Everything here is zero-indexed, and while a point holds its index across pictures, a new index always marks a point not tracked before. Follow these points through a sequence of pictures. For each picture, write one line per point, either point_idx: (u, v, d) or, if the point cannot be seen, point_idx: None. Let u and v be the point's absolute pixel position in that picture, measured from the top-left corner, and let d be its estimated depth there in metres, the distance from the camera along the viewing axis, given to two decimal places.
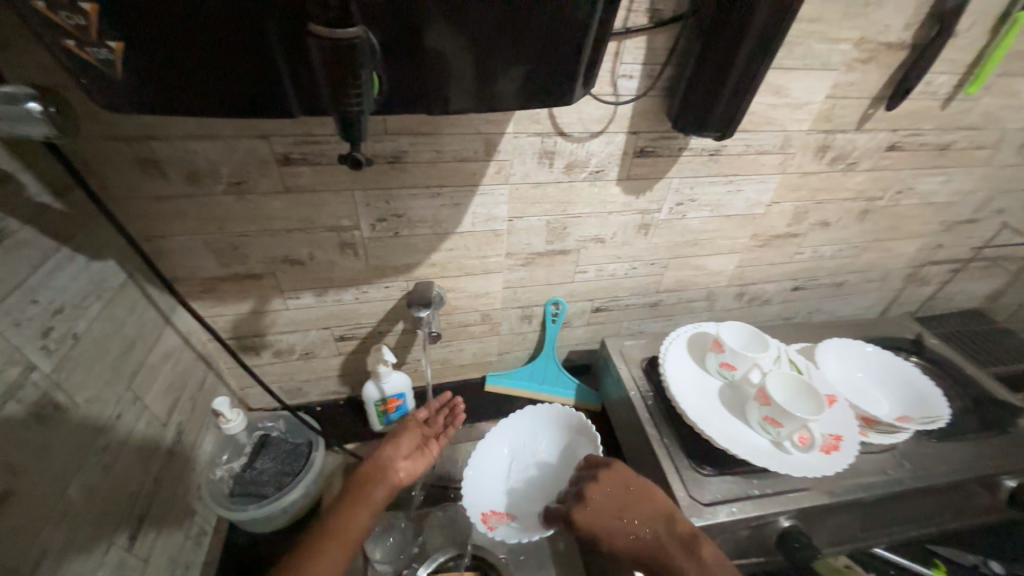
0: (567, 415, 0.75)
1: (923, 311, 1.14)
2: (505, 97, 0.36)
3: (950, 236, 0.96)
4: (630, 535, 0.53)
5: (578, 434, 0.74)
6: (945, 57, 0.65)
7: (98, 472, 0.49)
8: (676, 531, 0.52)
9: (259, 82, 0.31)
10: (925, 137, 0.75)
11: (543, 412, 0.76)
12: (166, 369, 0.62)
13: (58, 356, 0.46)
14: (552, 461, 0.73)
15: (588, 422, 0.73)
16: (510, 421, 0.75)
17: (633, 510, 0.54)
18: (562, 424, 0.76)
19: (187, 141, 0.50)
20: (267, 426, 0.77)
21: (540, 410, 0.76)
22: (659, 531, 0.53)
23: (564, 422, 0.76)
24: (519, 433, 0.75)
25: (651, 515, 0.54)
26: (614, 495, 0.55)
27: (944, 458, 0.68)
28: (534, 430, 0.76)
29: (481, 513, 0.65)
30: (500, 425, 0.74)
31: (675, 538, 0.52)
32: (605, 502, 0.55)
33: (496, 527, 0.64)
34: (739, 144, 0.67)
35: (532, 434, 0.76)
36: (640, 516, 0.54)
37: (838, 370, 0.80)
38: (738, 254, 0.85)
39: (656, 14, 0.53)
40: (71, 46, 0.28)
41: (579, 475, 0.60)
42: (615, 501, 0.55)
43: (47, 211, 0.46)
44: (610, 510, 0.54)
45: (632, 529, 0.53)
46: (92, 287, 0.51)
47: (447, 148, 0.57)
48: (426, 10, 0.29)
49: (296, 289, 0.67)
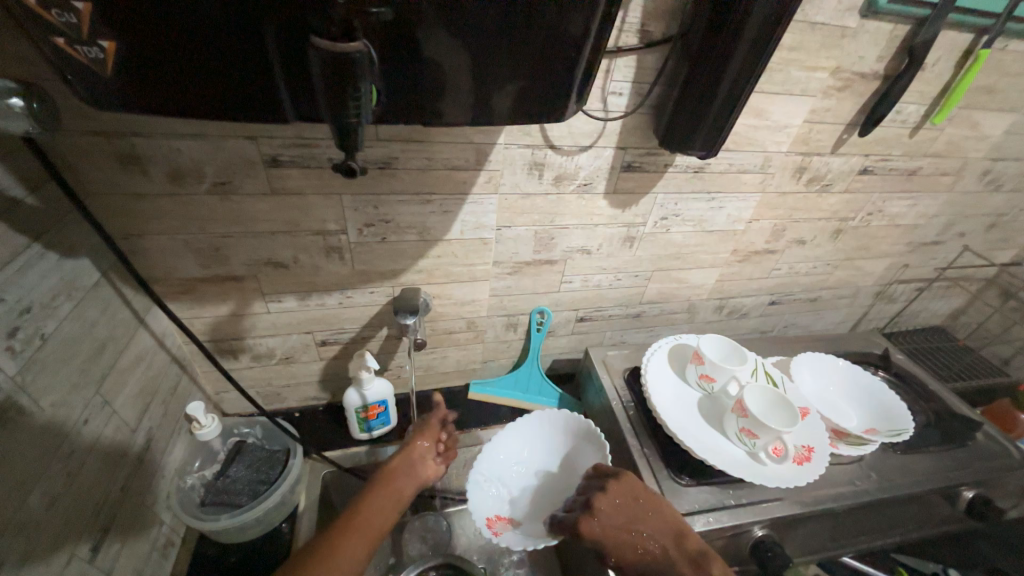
0: (572, 420, 0.75)
1: (891, 327, 1.19)
2: (499, 112, 0.36)
3: (916, 256, 1.01)
4: (638, 549, 0.53)
5: (583, 441, 0.74)
6: (914, 89, 0.69)
7: (62, 480, 0.47)
8: (684, 546, 0.53)
9: (254, 87, 0.31)
10: (894, 162, 0.79)
11: (546, 419, 0.76)
12: (138, 372, 0.60)
13: (24, 359, 0.44)
14: (555, 470, 0.73)
15: (596, 431, 0.73)
16: (512, 428, 0.75)
17: (643, 524, 0.54)
18: (569, 434, 0.76)
19: (172, 140, 0.49)
20: (243, 432, 0.75)
21: (549, 419, 0.76)
22: (667, 546, 0.53)
23: (567, 429, 0.76)
24: (522, 441, 0.75)
25: (659, 530, 0.54)
26: (623, 507, 0.55)
27: (908, 470, 0.71)
28: (537, 438, 0.76)
29: (485, 518, 0.64)
30: (502, 432, 0.75)
31: (683, 554, 0.52)
32: (615, 514, 0.54)
33: (501, 532, 0.63)
34: (722, 162, 0.70)
35: (535, 442, 0.76)
36: (650, 530, 0.54)
37: (812, 383, 0.83)
38: (719, 268, 0.88)
39: (646, 36, 0.54)
40: (61, 44, 0.27)
41: (589, 484, 0.60)
42: (625, 513, 0.55)
43: (19, 206, 0.44)
44: (620, 522, 0.54)
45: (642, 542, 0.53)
46: (63, 285, 0.49)
47: (438, 156, 0.58)
48: (424, 25, 0.29)
49: (278, 292, 0.66)
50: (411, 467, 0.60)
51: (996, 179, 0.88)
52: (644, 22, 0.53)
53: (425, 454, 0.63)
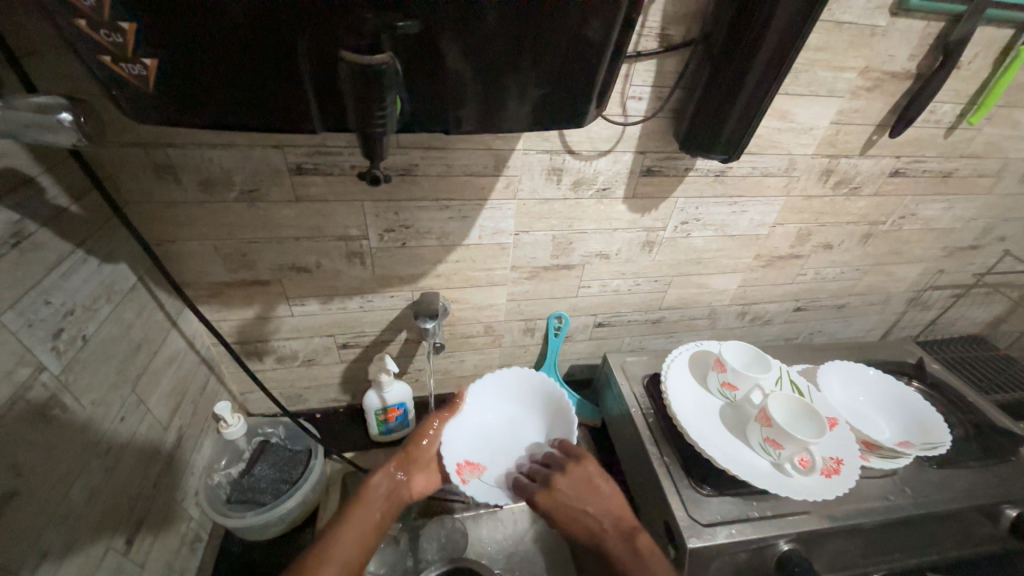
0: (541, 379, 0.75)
1: (926, 335, 1.14)
2: (519, 119, 0.37)
3: (952, 261, 0.96)
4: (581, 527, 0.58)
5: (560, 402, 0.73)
6: (948, 87, 0.66)
7: (101, 475, 0.49)
8: (623, 528, 0.58)
9: (282, 102, 0.32)
10: (928, 164, 0.76)
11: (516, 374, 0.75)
12: (170, 373, 0.62)
13: (67, 358, 0.46)
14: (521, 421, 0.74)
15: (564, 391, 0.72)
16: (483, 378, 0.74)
17: (589, 505, 0.59)
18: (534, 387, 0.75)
19: (203, 149, 0.51)
20: (267, 432, 0.77)
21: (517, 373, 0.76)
22: (608, 525, 0.58)
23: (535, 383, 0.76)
24: (496, 398, 0.76)
25: (604, 510, 0.59)
26: (577, 488, 0.60)
27: (946, 486, 0.68)
28: (513, 396, 0.76)
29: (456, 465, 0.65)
30: (476, 386, 0.75)
31: (623, 535, 0.57)
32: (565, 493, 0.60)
33: (469, 480, 0.64)
34: (744, 165, 0.68)
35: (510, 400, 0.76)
36: (595, 510, 0.59)
37: (839, 393, 0.80)
38: (741, 273, 0.86)
39: (667, 39, 0.54)
40: (106, 62, 0.29)
41: (552, 458, 0.65)
42: (576, 493, 0.60)
43: (64, 214, 0.47)
44: (571, 500, 0.59)
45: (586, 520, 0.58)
46: (103, 289, 0.52)
47: (456, 162, 0.58)
48: (447, 37, 0.30)
49: (301, 296, 0.68)
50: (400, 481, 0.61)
51: None
52: (665, 26, 0.53)
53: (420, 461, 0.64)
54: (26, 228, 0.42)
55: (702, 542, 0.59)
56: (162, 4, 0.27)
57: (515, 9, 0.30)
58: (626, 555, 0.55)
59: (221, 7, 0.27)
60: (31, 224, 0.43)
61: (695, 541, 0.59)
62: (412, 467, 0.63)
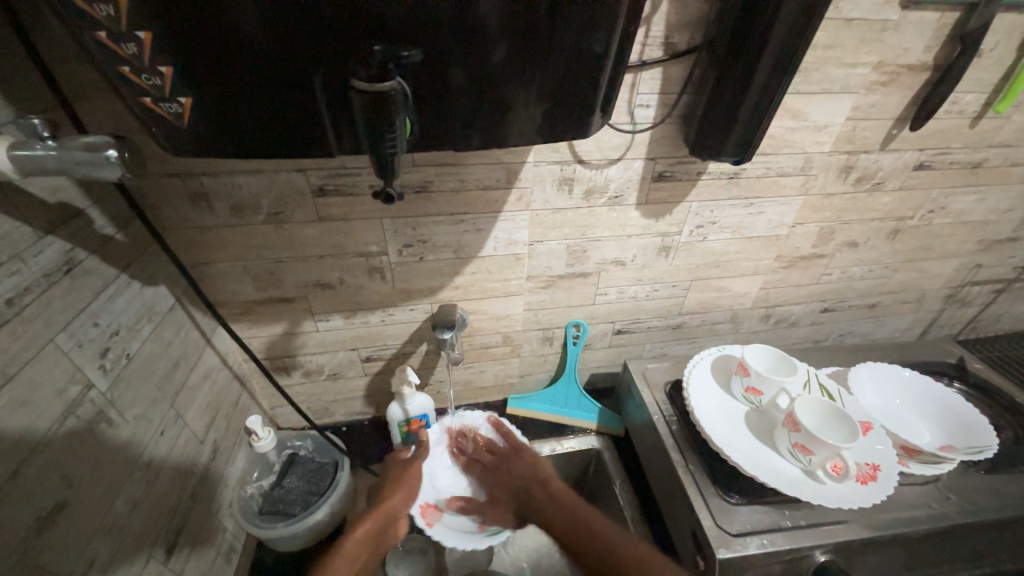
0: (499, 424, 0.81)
1: (968, 333, 1.08)
2: (524, 134, 0.38)
3: (990, 255, 0.92)
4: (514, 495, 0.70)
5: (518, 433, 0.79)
6: (970, 77, 0.65)
7: (144, 486, 0.52)
8: (545, 482, 0.69)
9: (302, 128, 0.34)
10: (954, 155, 0.74)
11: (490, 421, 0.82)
12: (205, 388, 0.65)
13: (112, 375, 0.49)
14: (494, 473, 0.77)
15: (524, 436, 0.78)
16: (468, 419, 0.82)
17: (520, 472, 0.71)
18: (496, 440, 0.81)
19: (233, 176, 0.54)
20: (295, 445, 0.80)
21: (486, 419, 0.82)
22: (530, 479, 0.70)
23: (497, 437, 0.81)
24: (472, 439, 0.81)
25: (526, 473, 0.71)
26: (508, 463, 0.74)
27: (998, 493, 0.64)
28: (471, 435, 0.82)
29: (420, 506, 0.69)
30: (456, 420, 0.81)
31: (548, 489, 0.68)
32: (498, 477, 0.73)
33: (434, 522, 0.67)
34: (759, 166, 0.68)
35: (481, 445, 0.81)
36: (523, 477, 0.71)
37: (873, 396, 0.77)
38: (762, 275, 0.85)
39: (671, 47, 0.55)
40: (147, 103, 0.32)
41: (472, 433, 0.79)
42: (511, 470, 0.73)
43: (110, 241, 0.51)
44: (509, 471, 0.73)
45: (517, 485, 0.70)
46: (144, 310, 0.55)
47: (470, 177, 0.60)
48: (452, 58, 0.32)
49: (326, 312, 0.71)
50: (384, 528, 0.65)
51: None
52: (668, 35, 0.54)
53: (401, 509, 0.67)
54: (77, 256, 0.46)
55: (732, 553, 0.57)
56: (195, 50, 0.29)
57: (514, 29, 0.31)
58: (546, 502, 0.66)
59: (248, 44, 0.29)
60: (81, 252, 0.47)
61: (724, 552, 0.57)
62: (393, 514, 0.67)
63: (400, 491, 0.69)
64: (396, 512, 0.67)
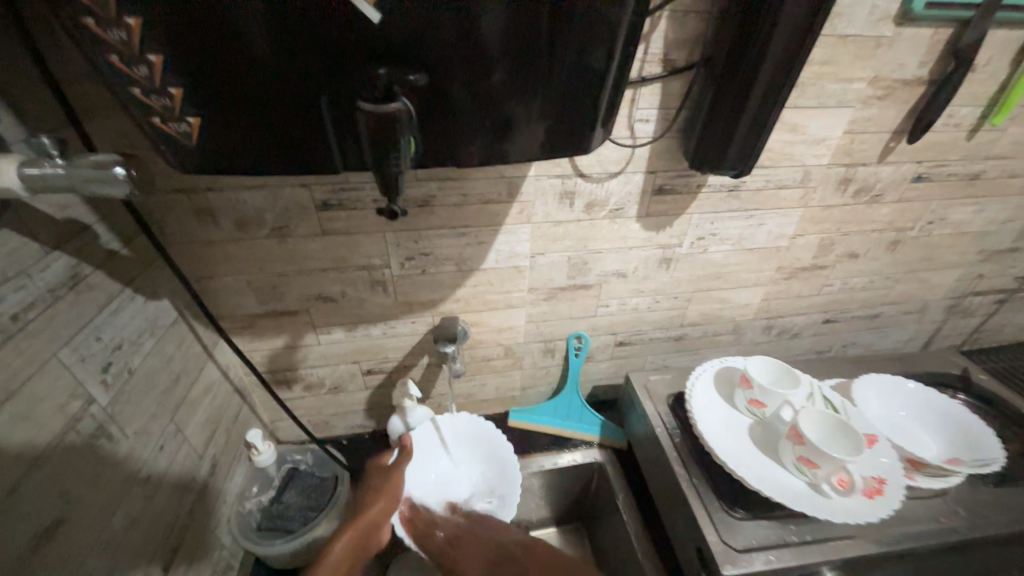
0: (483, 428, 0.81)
1: (971, 343, 1.08)
2: (526, 150, 0.39)
3: (991, 265, 0.92)
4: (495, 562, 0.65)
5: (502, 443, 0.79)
6: (965, 91, 0.66)
7: (142, 502, 0.52)
8: (528, 550, 0.65)
9: (307, 146, 0.34)
10: (952, 167, 0.74)
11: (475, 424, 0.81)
12: (205, 403, 0.65)
13: (114, 390, 0.49)
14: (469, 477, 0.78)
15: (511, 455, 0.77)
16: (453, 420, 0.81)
17: (500, 538, 0.67)
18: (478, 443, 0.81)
19: (237, 191, 0.55)
20: (295, 459, 0.80)
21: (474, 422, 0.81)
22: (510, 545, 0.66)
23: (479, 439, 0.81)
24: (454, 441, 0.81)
25: (504, 541, 0.67)
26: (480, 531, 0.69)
27: (1006, 507, 0.63)
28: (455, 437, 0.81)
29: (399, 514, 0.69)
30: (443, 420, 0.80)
31: (529, 555, 0.64)
32: (472, 543, 0.68)
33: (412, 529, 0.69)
34: (758, 179, 0.69)
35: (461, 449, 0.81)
36: (501, 544, 0.67)
37: (877, 408, 0.77)
38: (763, 286, 0.85)
39: (670, 63, 0.56)
40: (156, 123, 0.32)
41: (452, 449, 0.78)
42: (489, 537, 0.68)
43: (115, 257, 0.51)
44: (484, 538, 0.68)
45: (498, 553, 0.66)
46: (147, 324, 0.55)
47: (472, 191, 0.61)
48: (457, 77, 0.32)
49: (328, 324, 0.71)
50: (365, 539, 0.64)
51: None
52: (667, 52, 0.55)
53: (383, 520, 0.66)
54: (82, 272, 0.47)
55: (739, 569, 0.56)
56: (205, 72, 0.30)
57: (516, 48, 0.32)
58: (530, 567, 0.63)
59: (256, 64, 0.30)
60: (86, 267, 0.47)
61: (730, 568, 0.56)
62: (375, 524, 0.65)
63: (383, 500, 0.68)
64: (378, 521, 0.65)
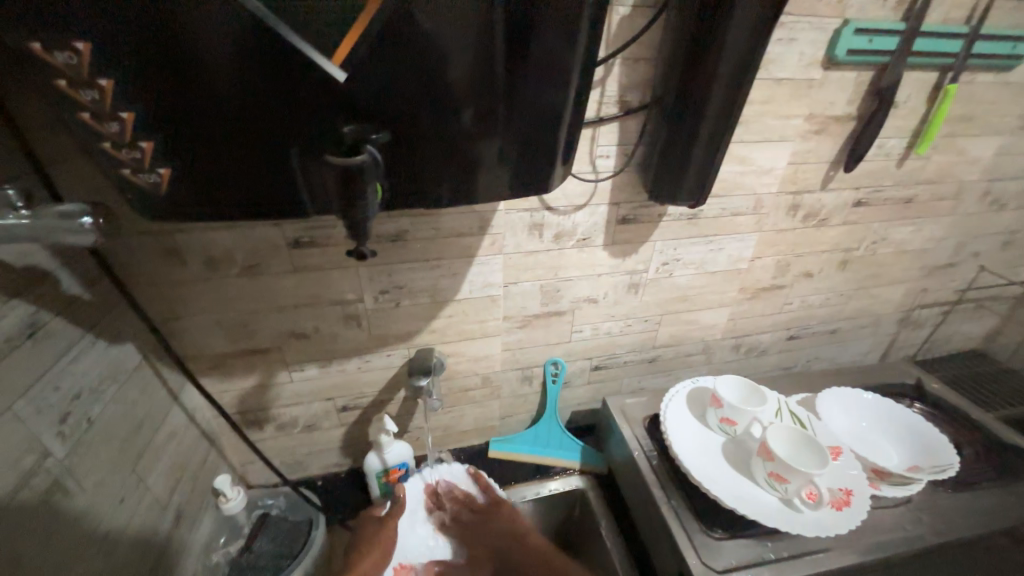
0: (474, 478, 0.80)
1: (925, 353, 1.14)
2: (490, 191, 0.41)
3: (933, 280, 0.99)
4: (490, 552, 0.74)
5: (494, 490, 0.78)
6: (890, 124, 0.73)
7: (98, 561, 0.48)
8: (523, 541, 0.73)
9: (276, 194, 0.36)
10: (888, 192, 0.81)
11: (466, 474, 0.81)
12: (170, 449, 0.63)
13: (71, 442, 0.47)
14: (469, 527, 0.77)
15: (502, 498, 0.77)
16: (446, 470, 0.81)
17: (499, 530, 0.74)
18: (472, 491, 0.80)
19: (207, 232, 0.55)
20: (266, 504, 0.77)
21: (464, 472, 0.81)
22: (509, 540, 0.73)
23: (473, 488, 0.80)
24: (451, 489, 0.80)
25: (504, 532, 0.74)
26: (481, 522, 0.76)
27: (965, 511, 0.66)
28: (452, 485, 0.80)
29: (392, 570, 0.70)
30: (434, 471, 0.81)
31: (524, 547, 0.72)
32: (472, 531, 0.75)
33: None
34: (714, 207, 0.73)
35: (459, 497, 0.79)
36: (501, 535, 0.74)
37: (841, 420, 0.80)
38: (728, 307, 0.88)
39: (625, 104, 0.60)
40: (126, 173, 0.33)
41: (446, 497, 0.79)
42: (490, 530, 0.75)
43: (76, 302, 0.50)
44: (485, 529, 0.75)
45: (495, 545, 0.74)
46: (109, 370, 0.54)
47: (444, 226, 0.63)
48: (420, 127, 0.35)
49: (301, 361, 0.70)
50: None
51: (997, 199, 0.89)
52: (621, 94, 0.59)
53: (370, 568, 0.67)
54: (41, 319, 0.45)
55: None
56: (177, 125, 0.31)
57: (481, 95, 0.34)
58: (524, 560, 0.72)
59: (227, 118, 0.31)
60: (46, 314, 0.46)
61: None
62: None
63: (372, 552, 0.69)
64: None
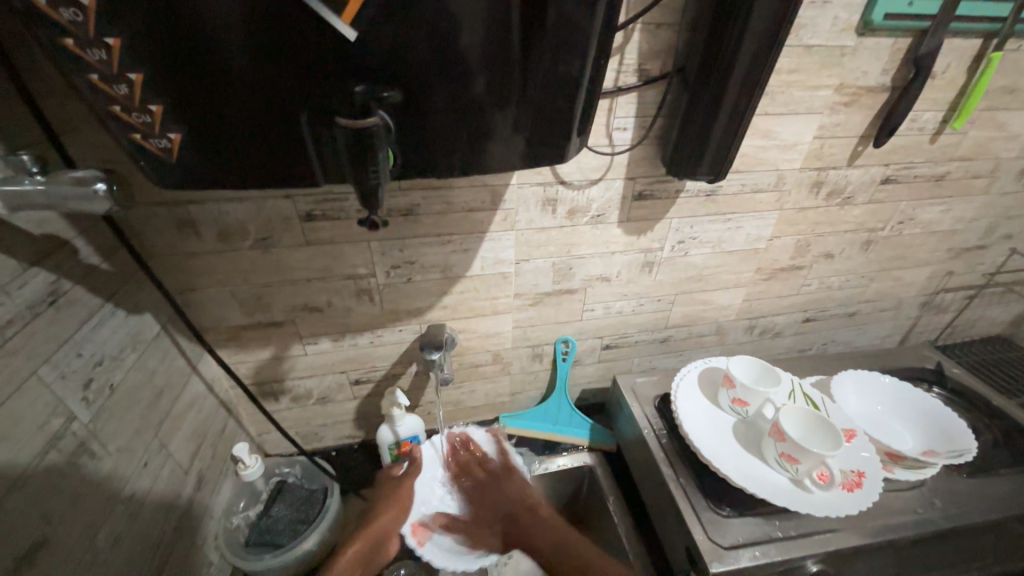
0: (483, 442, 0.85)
1: (946, 338, 1.11)
2: (504, 161, 0.40)
3: (960, 263, 0.96)
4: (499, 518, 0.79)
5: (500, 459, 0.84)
6: (926, 96, 0.69)
7: (125, 520, 0.51)
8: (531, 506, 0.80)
9: (287, 162, 0.35)
10: (919, 169, 0.77)
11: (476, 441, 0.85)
12: (190, 417, 0.64)
13: (96, 407, 0.49)
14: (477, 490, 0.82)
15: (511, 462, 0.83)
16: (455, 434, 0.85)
17: (509, 492, 0.81)
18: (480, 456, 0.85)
19: (220, 204, 0.55)
20: (283, 472, 0.79)
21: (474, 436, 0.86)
22: (518, 501, 0.80)
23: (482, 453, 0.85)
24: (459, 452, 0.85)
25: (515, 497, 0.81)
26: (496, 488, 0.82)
27: (979, 496, 0.65)
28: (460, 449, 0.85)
29: (410, 527, 0.74)
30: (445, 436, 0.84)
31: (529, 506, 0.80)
32: (484, 496, 0.81)
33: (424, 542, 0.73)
34: (734, 183, 0.71)
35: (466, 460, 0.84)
36: (512, 501, 0.80)
37: (856, 404, 0.79)
38: (744, 287, 0.87)
39: (644, 73, 0.58)
40: (137, 139, 0.33)
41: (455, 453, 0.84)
42: (499, 495, 0.81)
43: (95, 271, 0.51)
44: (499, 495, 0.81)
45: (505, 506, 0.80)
46: (129, 339, 0.55)
47: (456, 200, 0.62)
48: (432, 93, 0.33)
49: (313, 335, 0.70)
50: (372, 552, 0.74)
51: None
52: (641, 62, 0.57)
53: (391, 527, 0.76)
54: (62, 286, 0.46)
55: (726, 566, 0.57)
56: (184, 88, 0.30)
57: (495, 59, 0.33)
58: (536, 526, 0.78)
59: (236, 83, 0.31)
60: (66, 282, 0.47)
61: (717, 565, 0.57)
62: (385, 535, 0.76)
63: (393, 510, 0.78)
64: (387, 533, 0.76)
